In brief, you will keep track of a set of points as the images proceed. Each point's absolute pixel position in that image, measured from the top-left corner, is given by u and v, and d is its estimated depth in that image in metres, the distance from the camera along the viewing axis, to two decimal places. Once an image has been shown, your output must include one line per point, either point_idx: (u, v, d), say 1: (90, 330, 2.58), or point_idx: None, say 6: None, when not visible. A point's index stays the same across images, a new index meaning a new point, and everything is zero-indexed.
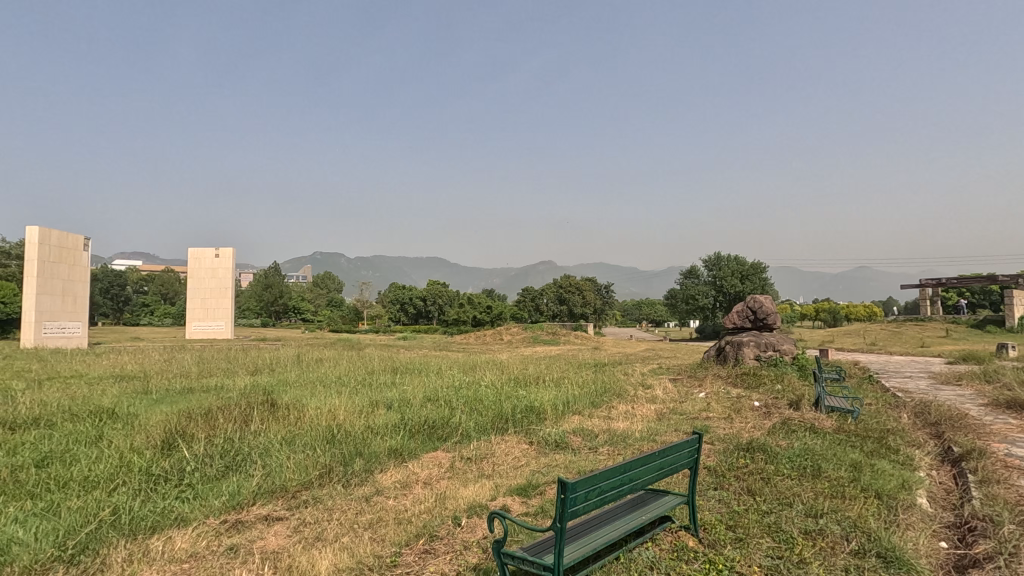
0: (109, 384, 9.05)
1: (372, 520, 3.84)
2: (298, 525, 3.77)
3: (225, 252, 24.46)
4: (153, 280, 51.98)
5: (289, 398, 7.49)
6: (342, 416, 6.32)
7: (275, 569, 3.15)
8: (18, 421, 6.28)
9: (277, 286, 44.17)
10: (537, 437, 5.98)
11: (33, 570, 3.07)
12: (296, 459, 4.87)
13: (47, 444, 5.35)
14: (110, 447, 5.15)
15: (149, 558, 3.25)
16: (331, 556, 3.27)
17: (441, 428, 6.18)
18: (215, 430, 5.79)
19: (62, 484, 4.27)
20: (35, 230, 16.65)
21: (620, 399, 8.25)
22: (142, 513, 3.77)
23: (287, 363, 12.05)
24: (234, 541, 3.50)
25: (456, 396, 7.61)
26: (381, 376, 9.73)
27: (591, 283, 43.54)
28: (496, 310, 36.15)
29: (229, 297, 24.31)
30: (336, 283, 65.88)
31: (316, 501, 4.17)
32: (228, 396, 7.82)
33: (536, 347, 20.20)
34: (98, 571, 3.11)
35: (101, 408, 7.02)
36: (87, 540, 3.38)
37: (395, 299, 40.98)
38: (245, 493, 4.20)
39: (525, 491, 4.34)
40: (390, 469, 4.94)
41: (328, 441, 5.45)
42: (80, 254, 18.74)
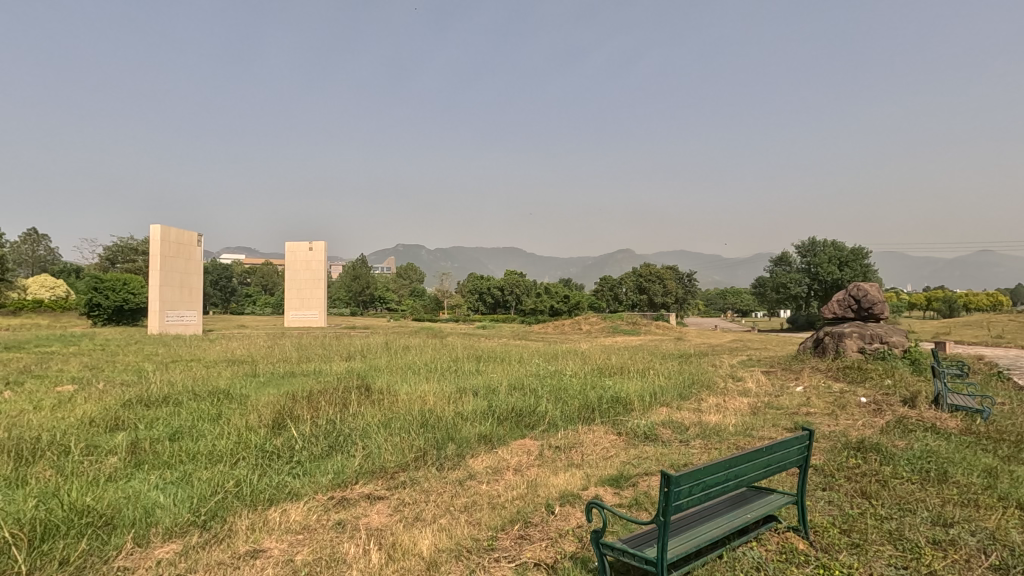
0: (224, 367, 9.91)
1: (467, 504, 3.93)
2: (398, 505, 3.94)
3: (318, 246, 26.14)
4: (254, 273, 56.38)
5: (382, 384, 7.84)
6: (431, 402, 6.54)
7: (380, 545, 3.30)
8: (151, 398, 7.05)
9: (363, 277, 46.40)
10: (625, 428, 5.86)
11: (174, 531, 3.44)
12: (393, 441, 5.09)
13: (176, 420, 5.96)
14: (230, 425, 5.64)
15: (269, 528, 3.53)
16: (431, 536, 3.39)
17: (528, 415, 6.23)
18: (318, 411, 6.18)
19: (191, 457, 4.73)
20: (157, 228, 18.54)
21: (709, 391, 7.94)
22: (260, 486, 4.10)
23: (377, 350, 12.65)
24: (341, 517, 3.73)
25: (540, 385, 7.64)
26: (466, 364, 9.96)
27: (672, 272, 41.99)
28: (573, 300, 35.79)
29: (322, 288, 25.79)
30: (417, 273, 68.14)
31: (414, 483, 4.34)
32: (327, 380, 8.33)
33: (616, 337, 19.87)
34: (226, 536, 3.42)
35: (218, 389, 7.73)
36: (216, 508, 3.73)
37: (473, 289, 41.66)
38: (348, 472, 4.44)
39: (617, 482, 4.28)
40: (480, 454, 5.05)
41: (421, 425, 5.64)
42: (195, 249, 20.66)
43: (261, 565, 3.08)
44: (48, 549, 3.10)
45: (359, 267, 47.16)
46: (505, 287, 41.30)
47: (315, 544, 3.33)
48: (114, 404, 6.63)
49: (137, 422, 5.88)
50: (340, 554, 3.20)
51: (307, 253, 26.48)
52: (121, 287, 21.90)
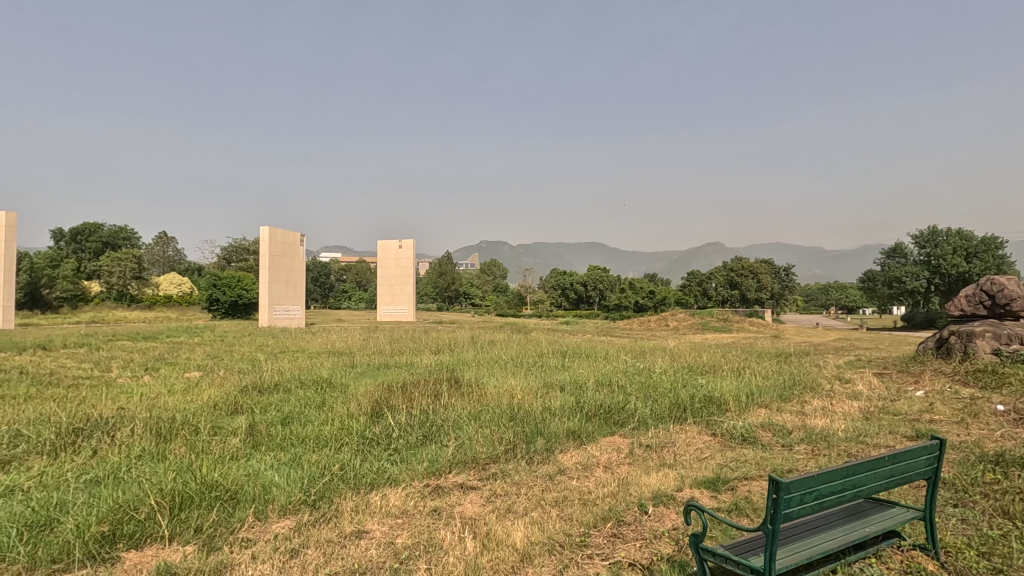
0: (325, 358, 10.60)
1: (558, 499, 3.93)
2: (490, 496, 4.01)
3: (407, 243, 27.28)
4: (349, 269, 59.94)
5: (470, 377, 8.04)
6: (519, 396, 6.61)
7: (474, 534, 3.38)
8: (265, 385, 7.70)
9: (449, 273, 47.79)
10: (720, 429, 5.59)
11: (288, 508, 3.73)
12: (484, 433, 5.20)
13: (286, 406, 6.46)
14: (334, 412, 6.02)
15: (372, 510, 3.73)
16: (523, 528, 3.42)
17: (617, 412, 6.12)
18: (412, 402, 6.44)
19: (300, 440, 5.10)
20: (266, 230, 20.23)
21: (813, 393, 7.39)
22: (362, 470, 4.34)
23: (464, 344, 12.97)
24: (437, 504, 3.86)
25: (629, 382, 7.47)
26: (551, 359, 9.95)
27: (766, 265, 39.49)
28: (659, 295, 34.69)
29: (411, 284, 26.87)
30: (500, 269, 69.12)
31: (505, 474, 4.41)
32: (418, 372, 8.66)
33: (707, 334, 19.02)
34: (334, 515, 3.67)
35: (321, 378, 8.28)
36: (324, 489, 3.99)
37: (555, 284, 41.58)
38: (442, 461, 4.60)
39: (714, 485, 4.09)
40: (570, 450, 5.03)
41: (511, 418, 5.72)
42: (299, 249, 22.28)
43: (366, 546, 3.26)
44: (185, 517, 3.48)
45: (445, 264, 48.62)
46: (588, 282, 40.83)
47: (413, 529, 3.48)
48: (234, 389, 7.33)
49: (253, 406, 6.45)
50: (437, 540, 3.32)
51: (397, 250, 27.67)
52: (236, 283, 24.10)
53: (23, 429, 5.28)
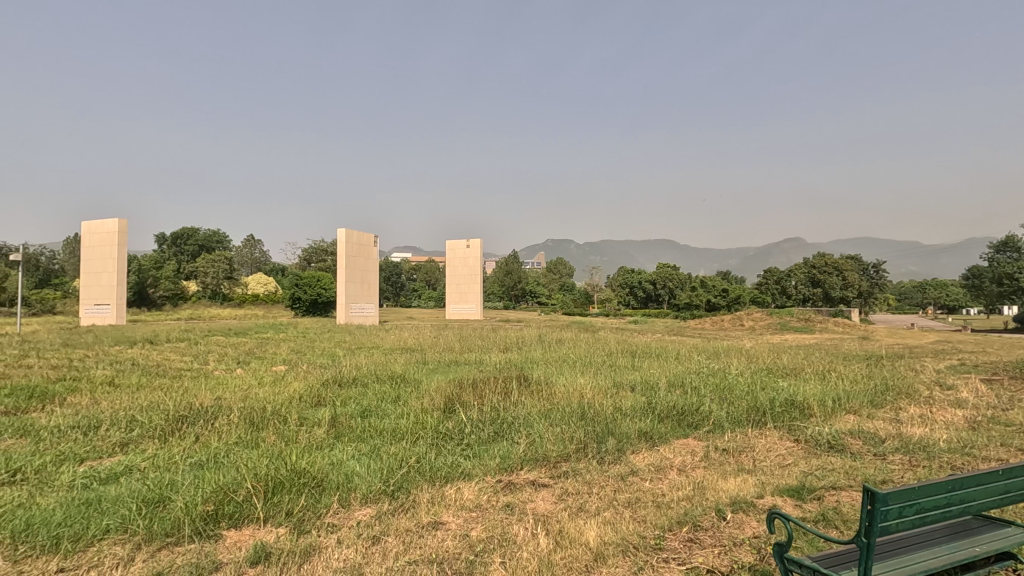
0: (399, 354, 11.00)
1: (631, 500, 3.88)
2: (562, 494, 4.03)
3: (475, 243, 27.73)
4: (419, 269, 61.72)
5: (538, 375, 8.07)
6: (589, 395, 6.57)
7: (547, 531, 3.40)
8: (344, 379, 8.11)
9: (515, 272, 48.11)
10: (803, 435, 5.31)
11: (369, 497, 3.92)
12: (555, 432, 5.22)
13: (364, 399, 6.78)
14: (408, 406, 6.25)
15: (447, 503, 3.84)
16: (597, 528, 3.40)
17: (691, 414, 5.95)
18: (483, 398, 6.56)
19: (379, 432, 5.33)
20: (342, 232, 21.29)
21: (909, 400, 6.82)
22: (437, 464, 4.47)
23: (532, 342, 13.03)
24: (509, 500, 3.92)
25: (702, 383, 7.23)
26: (621, 359, 9.78)
27: (852, 261, 36.85)
28: (733, 293, 33.26)
29: (478, 283, 27.30)
30: (566, 267, 68.70)
31: (576, 473, 4.40)
32: (488, 370, 8.79)
33: (786, 334, 18.03)
34: (411, 505, 3.82)
35: (395, 374, 8.59)
36: (401, 480, 4.15)
37: (623, 283, 40.83)
38: (514, 458, 4.66)
39: (798, 493, 3.88)
40: (642, 451, 4.94)
41: (581, 418, 5.69)
42: (373, 250, 23.24)
43: (441, 537, 3.36)
44: (278, 501, 3.73)
45: (512, 262, 48.94)
46: (657, 280, 39.79)
47: (486, 523, 3.55)
48: (317, 382, 7.77)
49: (334, 399, 6.81)
50: (510, 534, 3.36)
51: (466, 250, 28.17)
52: (316, 283, 25.47)
53: (137, 415, 5.86)
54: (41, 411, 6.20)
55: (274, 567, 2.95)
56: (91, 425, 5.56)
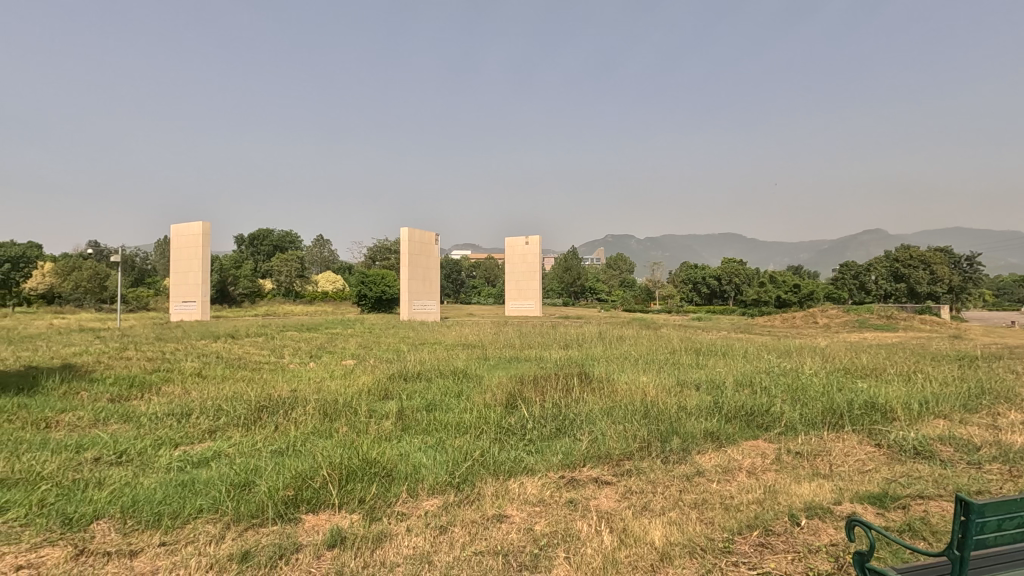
0: (461, 350, 11.22)
1: (697, 501, 3.79)
2: (626, 492, 4.00)
3: (533, 240, 27.77)
4: (479, 266, 62.50)
5: (600, 372, 7.99)
6: (652, 393, 6.46)
7: (611, 529, 3.39)
8: (409, 374, 8.37)
9: (575, 268, 47.76)
10: (886, 439, 4.99)
11: (435, 488, 4.04)
12: (618, 429, 5.17)
13: (429, 394, 6.97)
14: (471, 401, 6.38)
15: (512, 497, 3.90)
16: (662, 528, 3.35)
17: (761, 415, 5.73)
18: (545, 395, 6.59)
19: (444, 426, 5.49)
20: (405, 231, 21.92)
21: (1010, 404, 6.25)
22: (500, 458, 4.55)
23: (592, 339, 12.93)
24: (572, 496, 3.93)
25: (773, 383, 6.93)
26: (685, 357, 9.54)
27: (942, 254, 34.03)
28: (806, 289, 31.54)
29: (537, 279, 27.33)
30: (626, 263, 67.45)
31: (639, 472, 4.35)
32: (549, 366, 8.81)
33: (866, 333, 16.92)
34: (476, 497, 3.91)
35: (458, 369, 8.78)
36: (466, 473, 4.26)
37: (687, 278, 39.72)
38: (576, 454, 4.66)
39: (880, 501, 3.66)
40: (708, 452, 4.81)
41: (644, 416, 5.61)
42: (434, 248, 23.78)
43: (506, 530, 3.43)
44: (351, 488, 3.93)
45: (570, 259, 48.58)
46: (722, 275, 38.33)
47: (550, 518, 3.58)
48: (384, 376, 8.07)
49: (400, 393, 7.05)
50: (574, 531, 3.38)
51: (525, 246, 28.26)
52: (381, 280, 26.37)
53: (223, 405, 6.31)
54: (141, 399, 6.79)
55: (349, 551, 3.11)
56: (184, 413, 6.04)
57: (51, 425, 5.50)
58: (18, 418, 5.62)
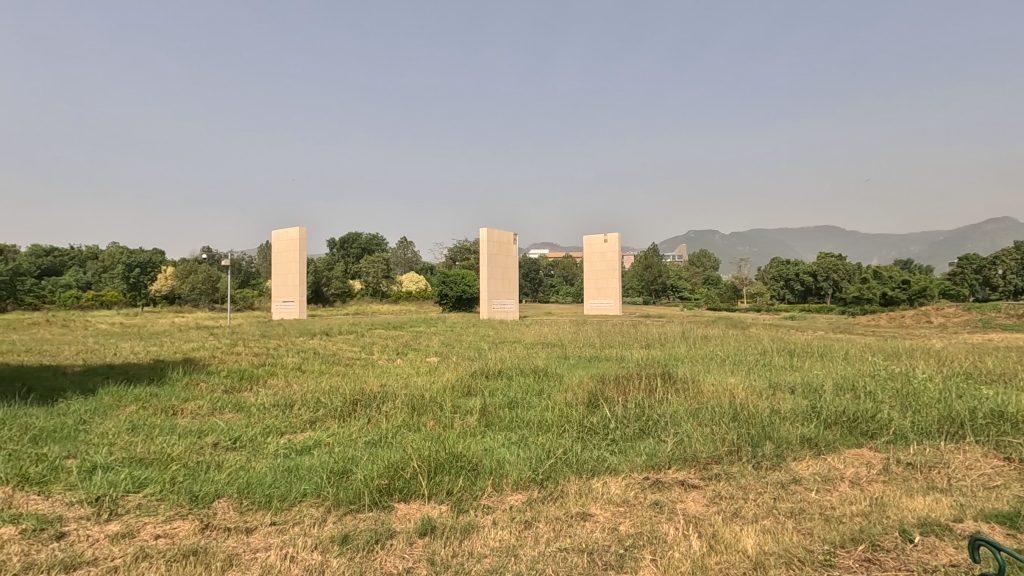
0: (540, 349, 11.29)
1: (794, 510, 3.59)
2: (714, 497, 3.86)
3: (612, 237, 27.33)
4: (558, 264, 62.46)
5: (684, 373, 7.76)
6: (741, 395, 6.18)
7: (699, 534, 3.29)
8: (491, 371, 8.55)
9: (655, 265, 46.36)
10: (1018, 453, 4.46)
11: (519, 484, 4.12)
12: (705, 432, 5.00)
13: (511, 391, 7.10)
14: (552, 399, 6.42)
15: (595, 496, 3.89)
16: (755, 536, 3.21)
17: (866, 422, 5.31)
18: (627, 395, 6.49)
19: (526, 423, 5.57)
20: (484, 231, 22.37)
21: None
22: (583, 457, 4.55)
23: (676, 339, 12.52)
24: (657, 498, 3.86)
25: (880, 388, 6.39)
26: (778, 358, 9.02)
27: None
28: (916, 286, 28.69)
29: (616, 277, 26.89)
30: (712, 259, 64.76)
31: (729, 477, 4.18)
32: (630, 366, 8.66)
33: (991, 334, 15.13)
34: (560, 495, 3.94)
35: (538, 367, 8.85)
36: (549, 470, 4.29)
37: (778, 275, 37.47)
38: (661, 456, 4.56)
39: (1011, 521, 3.29)
40: (805, 459, 4.54)
41: (734, 419, 5.38)
42: (512, 247, 24.05)
43: (591, 528, 3.43)
44: (439, 480, 4.09)
45: (651, 256, 47.30)
46: (818, 271, 35.78)
47: (635, 519, 3.54)
48: (467, 374, 8.29)
49: (483, 389, 7.22)
50: (660, 533, 3.32)
51: (603, 244, 27.85)
52: (461, 280, 27.07)
53: (322, 397, 6.79)
54: (250, 391, 7.44)
55: (439, 540, 3.25)
56: (288, 404, 6.56)
57: (178, 412, 6.18)
58: (150, 405, 6.35)
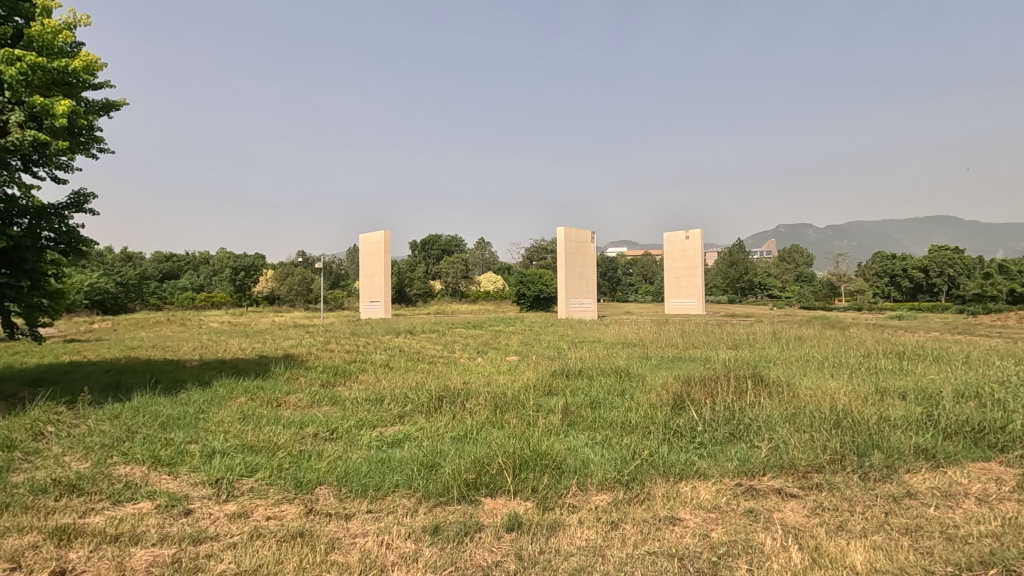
0: (621, 349, 11.09)
1: (908, 526, 3.30)
2: (816, 507, 3.62)
3: (695, 233, 26.29)
4: (637, 263, 61.06)
5: (777, 375, 7.34)
6: (842, 400, 5.76)
7: (800, 546, 3.11)
8: (571, 370, 8.53)
9: (742, 262, 44.13)
10: None
11: (604, 484, 4.08)
12: (803, 438, 4.71)
13: (593, 391, 7.04)
14: (636, 400, 6.31)
15: (684, 500, 3.78)
16: (864, 552, 2.98)
17: (994, 433, 4.76)
18: (715, 397, 6.23)
19: (609, 423, 5.51)
20: (561, 231, 22.36)
21: None
22: (670, 460, 4.43)
23: (766, 339, 11.86)
24: (752, 506, 3.68)
25: (1010, 395, 5.70)
26: (884, 361, 8.29)
27: None
28: None
29: (699, 275, 25.86)
30: (804, 255, 60.66)
31: (832, 487, 3.90)
32: (717, 367, 8.31)
33: None
34: (647, 498, 3.85)
35: (619, 367, 8.71)
36: (635, 472, 4.22)
37: (882, 271, 34.46)
38: (754, 462, 4.34)
39: None
40: (920, 471, 4.14)
41: (835, 425, 5.02)
42: (590, 246, 23.81)
43: (680, 533, 3.33)
44: (525, 477, 4.13)
45: (737, 253, 45.08)
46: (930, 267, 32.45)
47: (728, 527, 3.40)
48: (548, 373, 8.32)
49: (564, 389, 7.22)
50: (755, 543, 3.17)
51: (685, 241, 26.85)
52: (538, 279, 27.20)
53: (409, 393, 7.07)
54: (344, 385, 7.91)
55: (526, 536, 3.29)
56: (378, 398, 6.90)
57: (282, 404, 6.70)
58: (258, 397, 6.92)
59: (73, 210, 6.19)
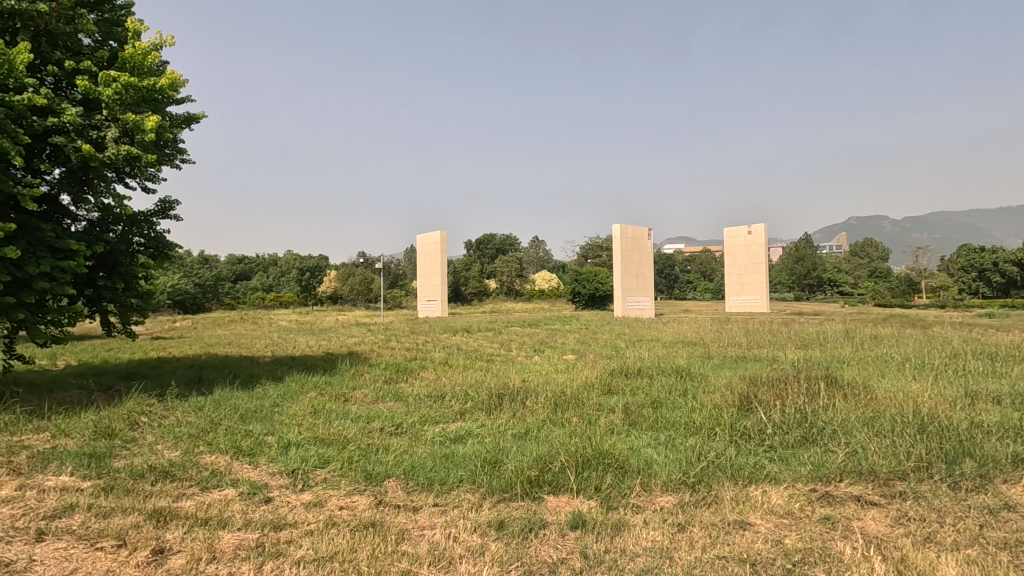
0: (681, 348, 10.82)
1: (1008, 541, 3.05)
2: (900, 517, 3.42)
3: (758, 229, 25.23)
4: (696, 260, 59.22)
5: (852, 377, 6.94)
6: (927, 404, 5.39)
7: (883, 557, 2.95)
8: (630, 370, 8.41)
9: (809, 258, 41.97)
10: None
11: (669, 486, 4.01)
12: (884, 443, 4.44)
13: (653, 390, 6.92)
14: (699, 400, 6.15)
15: (754, 504, 3.65)
16: (956, 565, 2.79)
17: None
18: (784, 398, 5.98)
19: (672, 423, 5.40)
20: (617, 228, 22.08)
21: None
22: (738, 463, 4.29)
23: (839, 339, 11.24)
24: (828, 513, 3.51)
25: None
26: (973, 362, 7.66)
27: None
28: None
29: (763, 272, 24.80)
30: (880, 249, 56.80)
31: (918, 496, 3.66)
32: (786, 368, 7.96)
33: None
34: (714, 501, 3.75)
35: (680, 367, 8.50)
36: (701, 475, 4.11)
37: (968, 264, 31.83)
38: (830, 467, 4.14)
39: None
40: (1021, 482, 3.82)
41: (920, 430, 4.71)
42: (647, 243, 23.36)
43: (751, 538, 3.23)
44: (588, 476, 4.12)
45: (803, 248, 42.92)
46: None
47: (803, 533, 3.27)
48: (606, 372, 8.24)
49: (624, 388, 7.13)
50: (833, 552, 3.03)
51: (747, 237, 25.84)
52: (594, 278, 26.92)
53: (469, 390, 7.20)
54: (406, 382, 8.15)
55: (591, 535, 3.29)
56: (439, 395, 7.07)
57: (348, 398, 6.98)
58: (327, 392, 7.25)
59: (160, 216, 6.69)
